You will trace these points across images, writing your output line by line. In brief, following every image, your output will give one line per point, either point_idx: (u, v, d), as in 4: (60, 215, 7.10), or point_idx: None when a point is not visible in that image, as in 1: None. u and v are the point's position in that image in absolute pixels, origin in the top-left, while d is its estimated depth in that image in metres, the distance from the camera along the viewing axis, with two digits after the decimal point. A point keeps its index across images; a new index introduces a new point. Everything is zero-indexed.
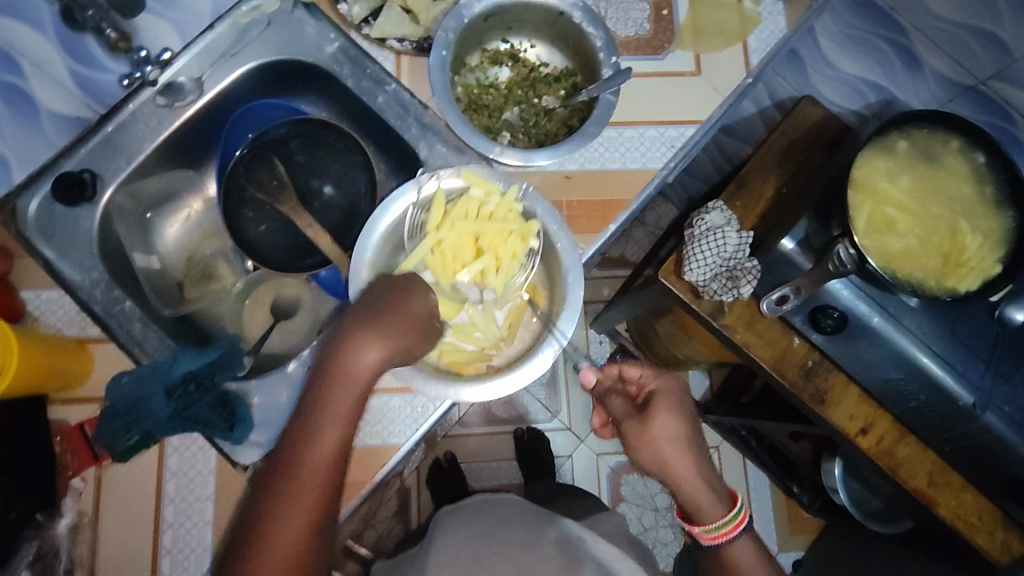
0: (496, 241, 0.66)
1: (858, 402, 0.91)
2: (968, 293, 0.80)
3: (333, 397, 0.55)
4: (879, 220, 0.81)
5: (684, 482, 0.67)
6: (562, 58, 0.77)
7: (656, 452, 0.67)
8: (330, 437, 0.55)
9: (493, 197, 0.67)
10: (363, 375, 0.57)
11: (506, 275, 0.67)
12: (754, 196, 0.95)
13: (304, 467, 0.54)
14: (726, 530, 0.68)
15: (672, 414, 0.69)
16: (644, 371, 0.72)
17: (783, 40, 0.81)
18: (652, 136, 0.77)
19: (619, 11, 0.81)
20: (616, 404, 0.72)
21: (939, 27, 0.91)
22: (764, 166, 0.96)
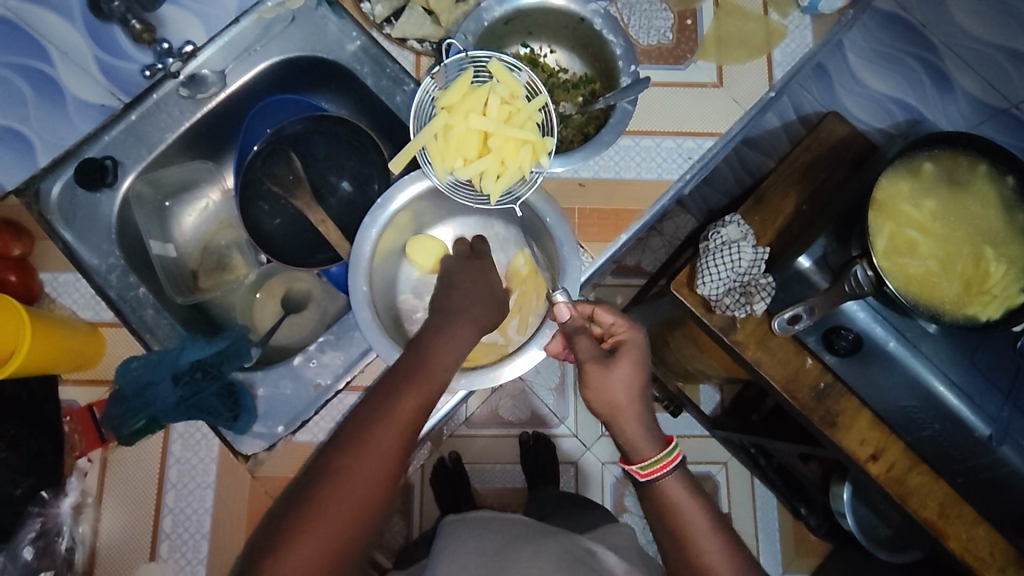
0: (505, 145, 0.65)
1: (869, 427, 0.88)
2: (990, 321, 0.78)
3: (413, 377, 0.58)
4: (899, 241, 0.79)
5: (628, 431, 0.61)
6: (581, 65, 0.76)
7: (607, 399, 0.61)
8: (405, 408, 0.55)
9: (516, 98, 0.66)
10: (443, 363, 0.59)
11: (505, 183, 0.66)
12: (773, 211, 0.94)
13: (378, 431, 0.54)
14: (662, 475, 0.59)
15: (635, 366, 0.62)
16: (618, 320, 0.65)
17: (809, 55, 0.80)
18: (669, 146, 0.76)
19: (642, 19, 0.80)
20: (582, 344, 0.63)
21: (974, 47, 0.92)
22: (785, 182, 0.94)
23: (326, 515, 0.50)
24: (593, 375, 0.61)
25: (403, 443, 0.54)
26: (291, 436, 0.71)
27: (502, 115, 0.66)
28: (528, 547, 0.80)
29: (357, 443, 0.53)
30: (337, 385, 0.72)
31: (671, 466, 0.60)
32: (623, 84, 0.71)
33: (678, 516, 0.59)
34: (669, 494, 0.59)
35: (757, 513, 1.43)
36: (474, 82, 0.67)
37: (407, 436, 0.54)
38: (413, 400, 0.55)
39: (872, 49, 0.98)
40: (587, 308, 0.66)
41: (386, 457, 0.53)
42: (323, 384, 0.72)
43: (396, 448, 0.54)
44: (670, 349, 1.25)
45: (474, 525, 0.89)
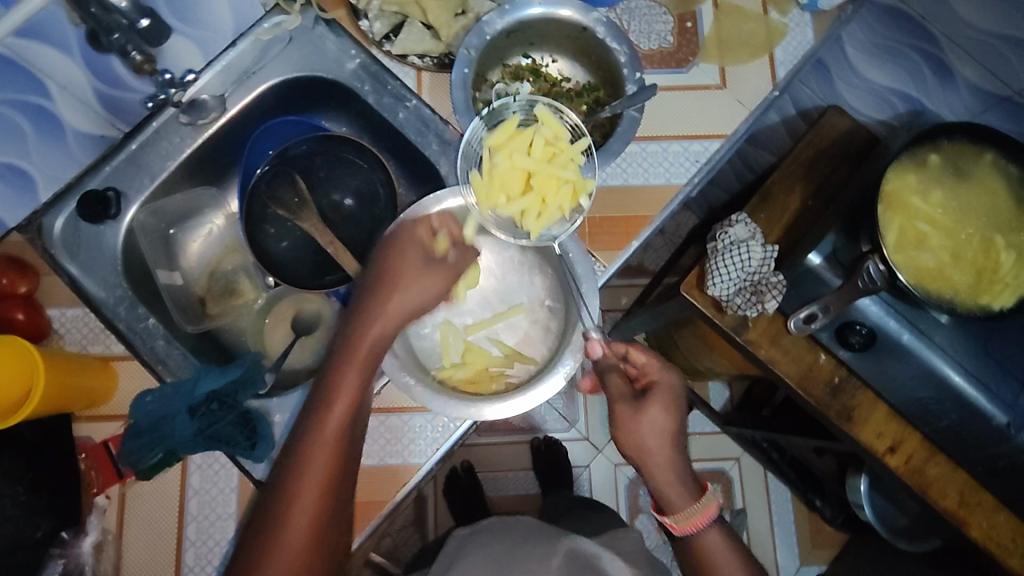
0: (547, 184, 0.65)
1: (886, 419, 0.89)
2: (1004, 309, 0.78)
3: (346, 365, 0.62)
4: (910, 234, 0.79)
5: (661, 480, 0.68)
6: (584, 73, 0.76)
7: (637, 442, 0.68)
8: (341, 397, 0.60)
9: (559, 141, 0.66)
10: (370, 341, 0.64)
11: (545, 222, 0.66)
12: (778, 209, 0.93)
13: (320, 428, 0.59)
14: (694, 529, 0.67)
15: (666, 410, 0.69)
16: (649, 360, 0.70)
17: (811, 52, 0.80)
18: (676, 150, 0.76)
19: (642, 24, 0.80)
20: (615, 385, 0.70)
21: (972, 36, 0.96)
22: (789, 178, 0.94)
23: (285, 519, 0.56)
24: (628, 424, 0.68)
25: (340, 435, 0.59)
26: None
27: (546, 156, 0.66)
28: (551, 557, 0.79)
29: (307, 442, 0.58)
30: None
31: (707, 522, 0.68)
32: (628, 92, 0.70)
33: (706, 552, 0.68)
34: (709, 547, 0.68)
35: (773, 507, 1.43)
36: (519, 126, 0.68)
37: (343, 419, 0.60)
38: (345, 385, 0.61)
39: (872, 43, 0.98)
40: (620, 348, 0.70)
41: (330, 450, 0.58)
42: None
43: (337, 443, 0.59)
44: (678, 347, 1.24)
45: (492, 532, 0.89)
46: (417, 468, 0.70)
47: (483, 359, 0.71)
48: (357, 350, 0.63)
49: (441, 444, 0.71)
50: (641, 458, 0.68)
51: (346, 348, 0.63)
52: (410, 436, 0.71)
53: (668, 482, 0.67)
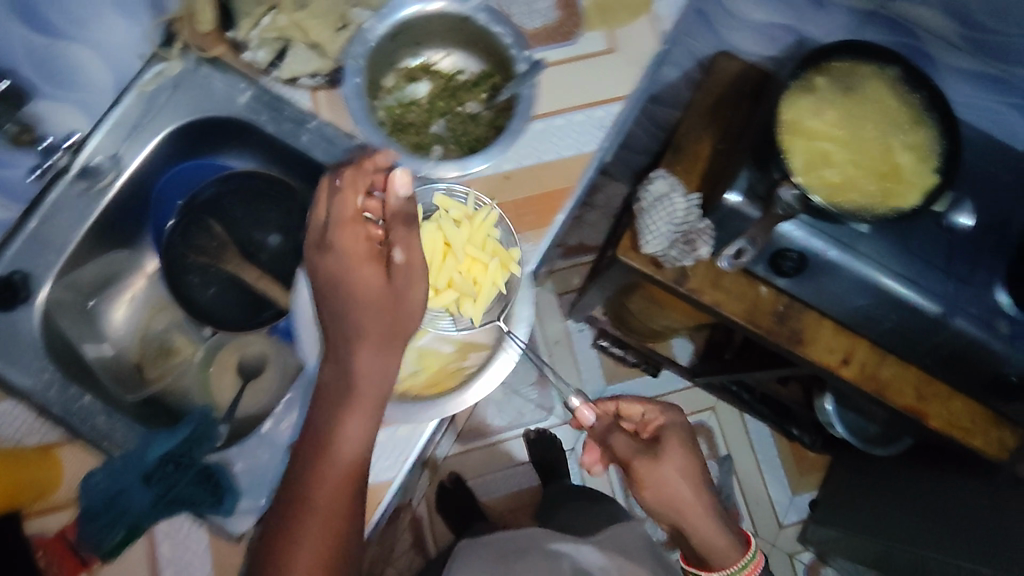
0: (475, 265, 0.69)
1: (835, 334, 0.92)
2: (913, 208, 0.82)
3: (315, 495, 0.56)
4: (815, 155, 0.83)
5: (699, 527, 0.69)
6: (476, 62, 0.76)
7: (663, 493, 0.67)
8: (311, 531, 0.56)
9: (468, 217, 0.70)
10: (348, 466, 0.57)
11: (485, 300, 0.70)
12: (692, 159, 0.97)
13: (296, 565, 0.55)
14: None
15: (682, 449, 0.70)
16: (648, 409, 0.75)
17: (687, 4, 0.83)
18: (580, 120, 0.77)
19: (524, 5, 0.80)
20: (603, 448, 0.74)
21: None
22: (697, 128, 0.97)
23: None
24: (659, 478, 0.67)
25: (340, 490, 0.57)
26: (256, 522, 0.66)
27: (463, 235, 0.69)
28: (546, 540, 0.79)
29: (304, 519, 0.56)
30: None
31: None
32: (519, 71, 0.71)
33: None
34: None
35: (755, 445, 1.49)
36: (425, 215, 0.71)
37: (349, 466, 0.57)
38: (344, 434, 0.56)
39: None
40: (610, 405, 0.76)
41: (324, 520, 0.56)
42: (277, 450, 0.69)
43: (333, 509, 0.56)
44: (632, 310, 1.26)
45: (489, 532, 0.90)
46: (387, 484, 0.69)
47: (437, 357, 0.72)
48: (349, 388, 0.57)
49: (406, 456, 0.69)
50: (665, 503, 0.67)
51: (344, 388, 0.57)
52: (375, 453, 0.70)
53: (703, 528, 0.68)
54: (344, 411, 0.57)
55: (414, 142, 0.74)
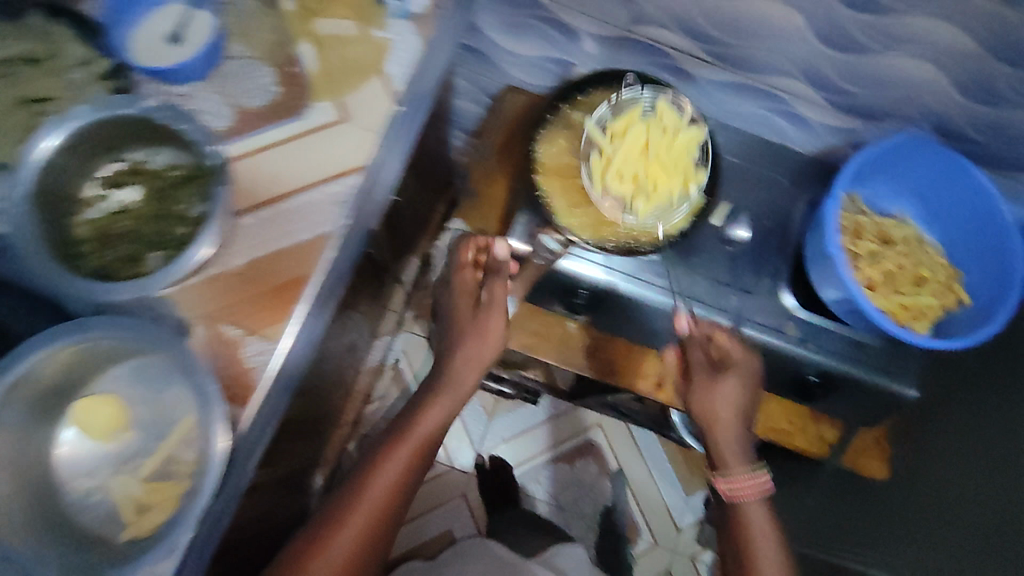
0: (658, 170, 0.79)
1: (647, 360, 0.95)
2: (678, 235, 0.80)
3: (400, 448, 0.73)
4: (574, 195, 0.83)
5: (720, 437, 0.77)
6: (182, 155, 0.69)
7: (709, 409, 0.78)
8: (391, 468, 0.71)
9: (680, 124, 0.79)
10: (421, 440, 0.74)
11: (663, 196, 0.78)
12: (489, 203, 1.00)
13: (374, 489, 0.70)
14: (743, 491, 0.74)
15: (740, 388, 0.79)
16: (733, 345, 0.82)
17: (419, 59, 0.79)
18: (314, 199, 0.73)
19: (242, 83, 0.75)
20: (696, 357, 0.82)
21: None
22: (488, 172, 1.01)
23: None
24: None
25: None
26: None
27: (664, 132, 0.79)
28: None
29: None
30: None
31: (754, 494, 0.74)
32: (220, 165, 0.68)
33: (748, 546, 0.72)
34: (749, 515, 0.74)
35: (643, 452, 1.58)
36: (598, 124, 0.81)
37: (427, 440, 0.75)
38: (411, 445, 0.73)
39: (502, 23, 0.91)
40: (706, 329, 0.83)
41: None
42: None
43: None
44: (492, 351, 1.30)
45: None
46: None
47: (165, 485, 0.62)
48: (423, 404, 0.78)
49: None
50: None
51: (400, 430, 0.75)
52: None
53: (721, 398, 0.78)
54: (427, 401, 0.78)
55: (131, 260, 0.67)
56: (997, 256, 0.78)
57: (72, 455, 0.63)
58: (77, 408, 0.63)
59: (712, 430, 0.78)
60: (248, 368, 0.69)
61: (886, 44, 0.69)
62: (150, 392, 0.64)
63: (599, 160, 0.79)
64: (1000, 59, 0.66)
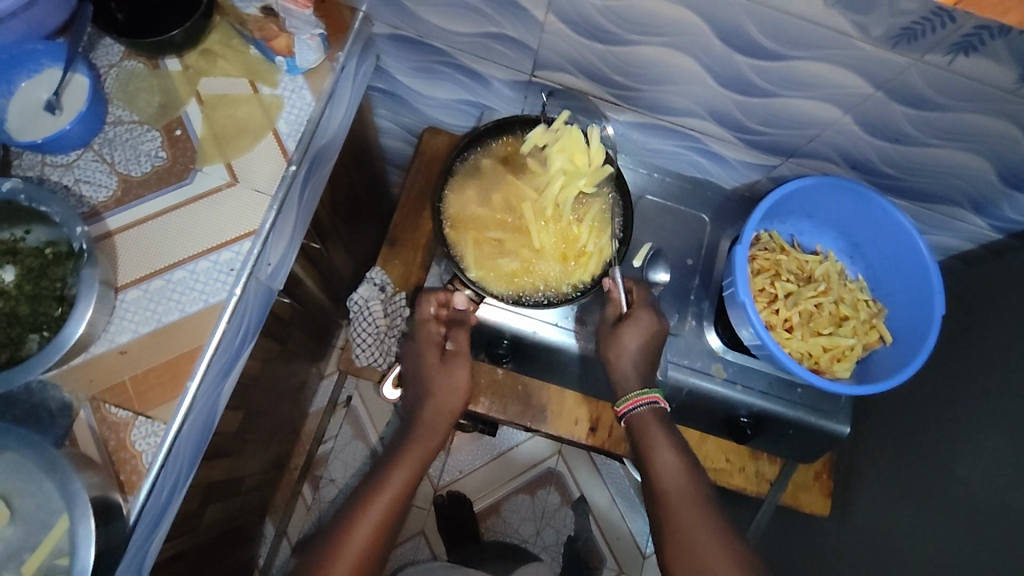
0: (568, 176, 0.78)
1: (577, 405, 0.93)
2: (591, 282, 0.79)
3: (413, 439, 0.80)
4: (486, 246, 0.80)
5: (660, 453, 0.75)
6: (56, 232, 0.66)
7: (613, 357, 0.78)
8: (415, 450, 0.79)
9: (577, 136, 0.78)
10: (443, 416, 0.81)
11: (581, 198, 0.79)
12: (409, 247, 0.97)
13: (374, 499, 0.75)
14: (634, 407, 0.78)
15: (640, 339, 0.77)
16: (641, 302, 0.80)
17: (313, 115, 0.76)
18: (206, 267, 0.70)
19: (127, 150, 0.72)
20: (612, 304, 0.81)
21: (462, 39, 0.80)
22: (409, 217, 0.98)
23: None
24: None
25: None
26: None
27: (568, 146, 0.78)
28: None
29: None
30: None
31: (644, 403, 0.77)
32: (84, 247, 0.63)
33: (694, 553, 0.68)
34: (644, 423, 0.77)
35: (606, 480, 1.54)
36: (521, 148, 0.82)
37: (396, 496, 0.75)
38: (393, 487, 0.76)
39: (407, 67, 0.90)
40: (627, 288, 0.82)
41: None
42: None
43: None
44: None
45: None
46: None
47: None
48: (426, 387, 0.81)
49: None
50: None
51: (433, 403, 0.80)
52: None
53: (626, 332, 0.78)
54: (437, 381, 0.81)
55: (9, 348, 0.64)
56: (913, 268, 0.81)
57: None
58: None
59: (617, 361, 0.78)
60: (137, 453, 0.66)
61: (788, 88, 0.69)
62: (25, 484, 0.60)
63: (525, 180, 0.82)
64: (903, 103, 0.65)
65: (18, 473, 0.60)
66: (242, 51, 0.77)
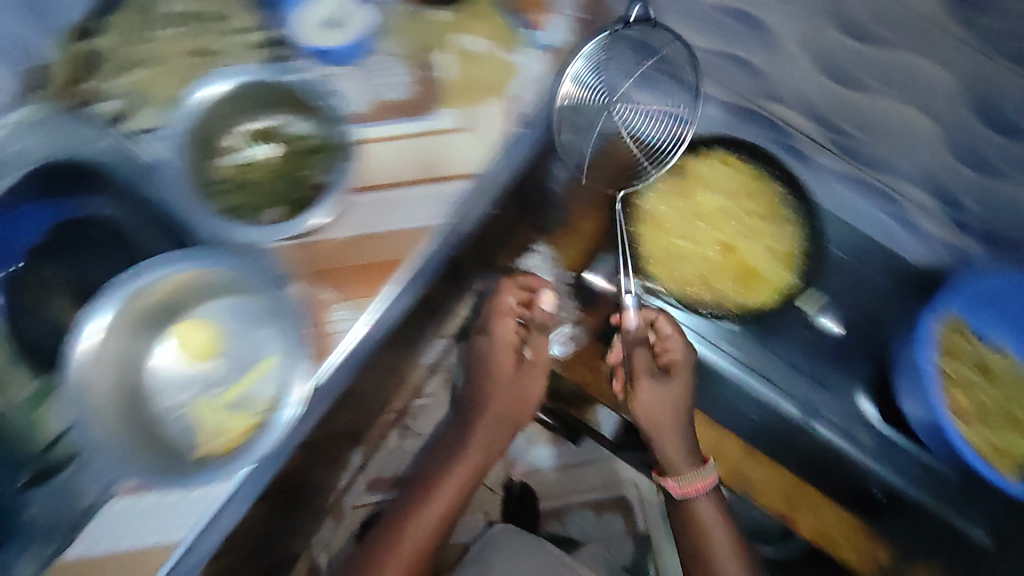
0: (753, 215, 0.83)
1: (702, 428, 0.93)
2: (760, 308, 0.80)
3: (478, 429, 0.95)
4: (666, 248, 0.83)
5: (667, 441, 0.87)
6: (317, 128, 0.76)
7: (644, 397, 0.87)
8: (478, 434, 0.95)
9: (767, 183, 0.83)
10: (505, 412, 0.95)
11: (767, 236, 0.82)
12: (575, 236, 1.00)
13: (454, 468, 0.93)
14: (696, 493, 0.87)
15: (682, 385, 0.87)
16: (677, 346, 0.88)
17: (546, 95, 0.86)
18: (422, 194, 0.79)
19: (381, 77, 0.81)
20: (641, 359, 0.86)
21: (702, 56, 0.91)
22: (581, 207, 1.00)
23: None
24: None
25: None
26: (63, 555, 0.68)
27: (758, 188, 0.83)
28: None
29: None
30: (106, 494, 0.69)
31: (709, 487, 0.86)
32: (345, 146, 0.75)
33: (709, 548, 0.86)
34: (701, 512, 0.87)
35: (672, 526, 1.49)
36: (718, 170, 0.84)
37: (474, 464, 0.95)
38: (468, 464, 0.94)
39: (630, 70, 0.95)
40: (656, 321, 0.87)
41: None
42: (91, 497, 0.69)
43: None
44: None
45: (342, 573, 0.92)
46: (170, 547, 0.70)
47: (246, 413, 0.69)
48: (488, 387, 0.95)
49: (199, 516, 0.70)
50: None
51: (496, 403, 0.94)
52: (154, 519, 0.70)
53: (658, 394, 0.87)
54: (500, 383, 0.94)
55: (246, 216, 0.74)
56: None
57: (156, 376, 0.68)
58: (175, 329, 0.68)
59: (649, 399, 0.87)
60: (330, 334, 0.74)
61: None
62: (242, 324, 0.70)
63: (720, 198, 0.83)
64: None
65: (240, 317, 0.70)
66: (497, 16, 0.84)
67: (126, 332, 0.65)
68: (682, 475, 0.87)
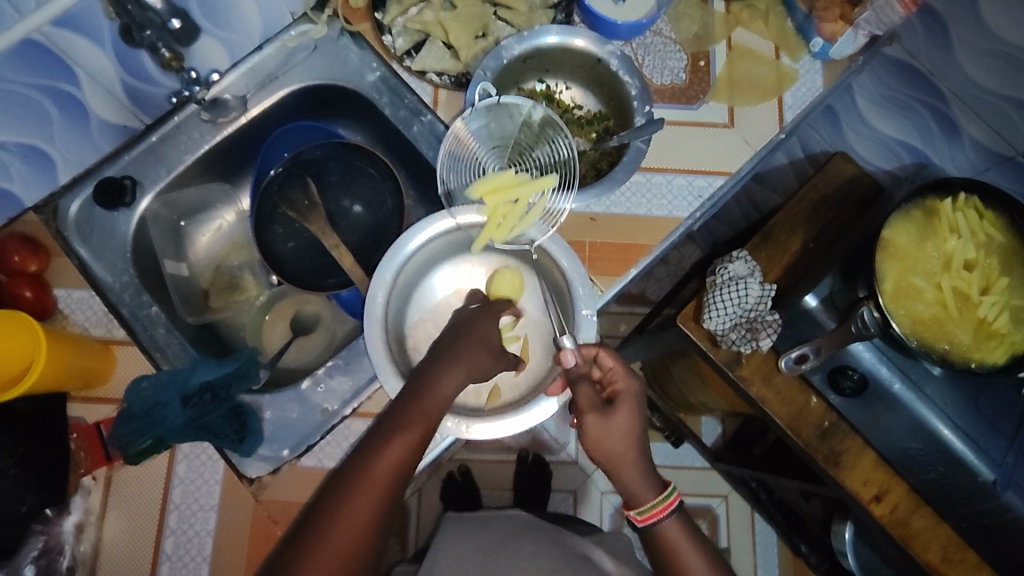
0: (988, 268, 0.81)
1: (873, 467, 0.86)
2: (995, 367, 0.77)
3: (411, 414, 0.58)
4: (903, 287, 0.78)
5: (626, 479, 0.64)
6: (595, 101, 0.79)
7: (604, 448, 0.64)
8: (412, 431, 0.57)
9: (1013, 245, 0.82)
10: (439, 407, 0.60)
11: (1001, 292, 0.80)
12: (779, 249, 0.92)
13: (373, 470, 0.55)
14: (659, 519, 0.63)
15: (632, 416, 0.65)
16: (617, 366, 0.66)
17: (818, 99, 0.81)
18: (680, 183, 0.77)
19: (656, 59, 0.81)
20: (583, 394, 0.65)
21: (982, 97, 0.83)
22: (792, 220, 0.92)
23: (359, 486, 0.54)
24: (434, 366, 0.62)
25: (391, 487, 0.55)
26: (296, 460, 0.70)
27: (998, 243, 0.82)
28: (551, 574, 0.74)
29: (410, 400, 0.59)
30: (343, 411, 0.72)
31: (669, 510, 0.63)
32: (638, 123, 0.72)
33: None
34: (670, 537, 0.63)
35: (757, 559, 1.34)
36: (959, 215, 0.80)
37: (388, 479, 0.55)
38: (399, 453, 0.56)
39: (881, 94, 0.94)
40: (590, 352, 0.66)
41: (357, 526, 0.52)
42: (331, 408, 0.72)
43: (431, 419, 0.59)
44: (674, 378, 1.24)
45: (480, 523, 0.90)
46: None
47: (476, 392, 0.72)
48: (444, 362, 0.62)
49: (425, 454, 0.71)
50: (435, 357, 0.63)
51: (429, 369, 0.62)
52: None
53: (606, 430, 0.64)
54: (447, 359, 0.63)
55: (513, 111, 0.72)
56: None
57: (442, 269, 0.76)
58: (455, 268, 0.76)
59: (617, 468, 0.64)
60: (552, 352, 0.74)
61: None
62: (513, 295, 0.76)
63: (963, 244, 0.80)
64: None
65: (533, 319, 0.75)
66: (779, 18, 0.83)
67: (428, 247, 0.72)
68: (642, 502, 0.63)
